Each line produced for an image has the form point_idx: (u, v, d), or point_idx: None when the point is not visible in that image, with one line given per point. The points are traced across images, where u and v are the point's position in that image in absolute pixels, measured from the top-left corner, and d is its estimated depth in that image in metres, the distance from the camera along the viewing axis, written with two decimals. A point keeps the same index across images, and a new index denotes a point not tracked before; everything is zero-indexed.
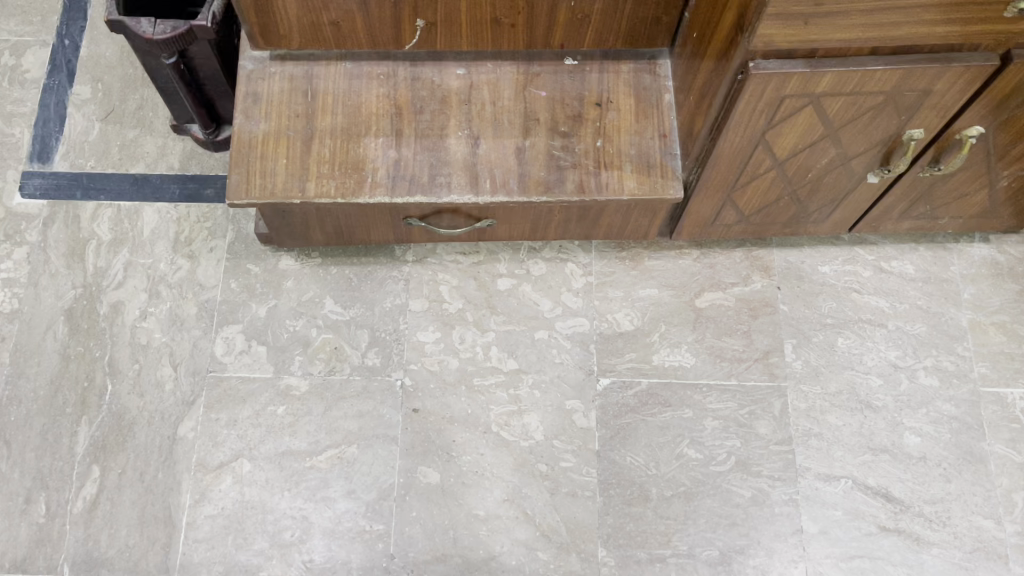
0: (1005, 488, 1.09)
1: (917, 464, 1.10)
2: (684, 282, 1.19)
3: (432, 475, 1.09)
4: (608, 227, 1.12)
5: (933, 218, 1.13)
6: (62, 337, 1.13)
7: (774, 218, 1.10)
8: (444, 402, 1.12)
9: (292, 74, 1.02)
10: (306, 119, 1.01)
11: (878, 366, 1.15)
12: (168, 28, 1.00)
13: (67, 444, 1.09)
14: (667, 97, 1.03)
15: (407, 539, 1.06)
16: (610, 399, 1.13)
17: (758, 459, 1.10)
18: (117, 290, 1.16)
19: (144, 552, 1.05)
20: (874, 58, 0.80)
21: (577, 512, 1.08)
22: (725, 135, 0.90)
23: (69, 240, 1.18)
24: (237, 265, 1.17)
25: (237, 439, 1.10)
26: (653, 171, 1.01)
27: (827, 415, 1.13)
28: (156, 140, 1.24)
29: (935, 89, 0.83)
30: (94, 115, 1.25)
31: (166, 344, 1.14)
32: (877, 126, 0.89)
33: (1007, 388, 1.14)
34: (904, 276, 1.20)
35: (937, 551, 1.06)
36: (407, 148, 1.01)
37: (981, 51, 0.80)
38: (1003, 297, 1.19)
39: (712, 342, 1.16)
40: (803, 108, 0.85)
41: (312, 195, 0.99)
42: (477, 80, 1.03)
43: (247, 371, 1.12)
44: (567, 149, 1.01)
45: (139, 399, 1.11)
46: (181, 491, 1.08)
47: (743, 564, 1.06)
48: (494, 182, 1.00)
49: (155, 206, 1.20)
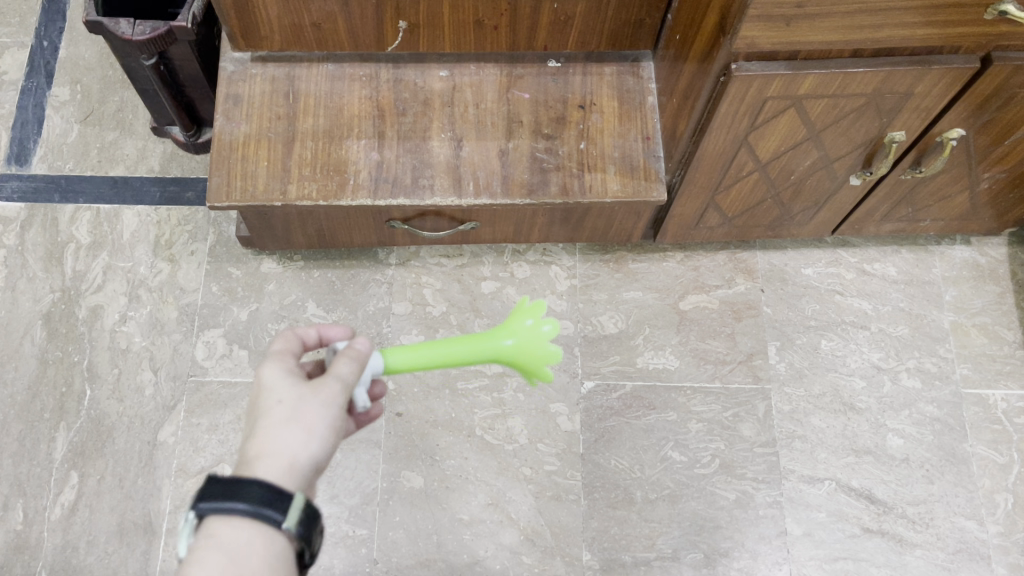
0: (988, 489, 1.09)
1: (899, 465, 1.11)
2: (668, 284, 1.19)
3: (415, 479, 1.08)
4: (592, 230, 1.12)
5: (915, 220, 1.13)
6: (40, 342, 1.12)
7: (758, 220, 1.10)
8: (427, 406, 1.11)
9: (273, 76, 1.02)
10: (287, 121, 1.00)
11: (861, 368, 1.16)
12: (147, 29, 1.00)
13: (46, 449, 1.07)
14: (650, 100, 1.04)
15: (391, 544, 1.05)
16: (594, 402, 1.12)
17: (742, 461, 1.10)
18: (96, 294, 1.14)
19: (123, 559, 1.04)
20: (856, 61, 0.80)
21: (562, 516, 1.07)
22: (708, 137, 0.90)
23: (47, 244, 1.16)
24: (219, 269, 1.17)
25: (218, 444, 1.08)
26: (637, 174, 1.01)
27: (810, 417, 1.13)
28: (136, 142, 1.23)
29: (916, 92, 0.84)
30: (73, 117, 1.24)
31: (146, 348, 1.12)
32: (859, 129, 0.90)
33: (988, 390, 1.14)
34: (887, 279, 1.21)
35: (920, 552, 1.07)
36: (390, 149, 1.00)
37: (961, 54, 0.81)
38: (984, 299, 1.19)
39: (696, 344, 1.16)
40: (786, 110, 0.86)
41: (293, 198, 0.98)
42: (460, 82, 1.03)
43: (228, 375, 1.11)
44: (550, 151, 1.01)
45: (119, 404, 1.10)
46: (162, 497, 1.06)
47: (728, 566, 1.06)
48: (478, 184, 1.00)
49: (135, 210, 1.19)
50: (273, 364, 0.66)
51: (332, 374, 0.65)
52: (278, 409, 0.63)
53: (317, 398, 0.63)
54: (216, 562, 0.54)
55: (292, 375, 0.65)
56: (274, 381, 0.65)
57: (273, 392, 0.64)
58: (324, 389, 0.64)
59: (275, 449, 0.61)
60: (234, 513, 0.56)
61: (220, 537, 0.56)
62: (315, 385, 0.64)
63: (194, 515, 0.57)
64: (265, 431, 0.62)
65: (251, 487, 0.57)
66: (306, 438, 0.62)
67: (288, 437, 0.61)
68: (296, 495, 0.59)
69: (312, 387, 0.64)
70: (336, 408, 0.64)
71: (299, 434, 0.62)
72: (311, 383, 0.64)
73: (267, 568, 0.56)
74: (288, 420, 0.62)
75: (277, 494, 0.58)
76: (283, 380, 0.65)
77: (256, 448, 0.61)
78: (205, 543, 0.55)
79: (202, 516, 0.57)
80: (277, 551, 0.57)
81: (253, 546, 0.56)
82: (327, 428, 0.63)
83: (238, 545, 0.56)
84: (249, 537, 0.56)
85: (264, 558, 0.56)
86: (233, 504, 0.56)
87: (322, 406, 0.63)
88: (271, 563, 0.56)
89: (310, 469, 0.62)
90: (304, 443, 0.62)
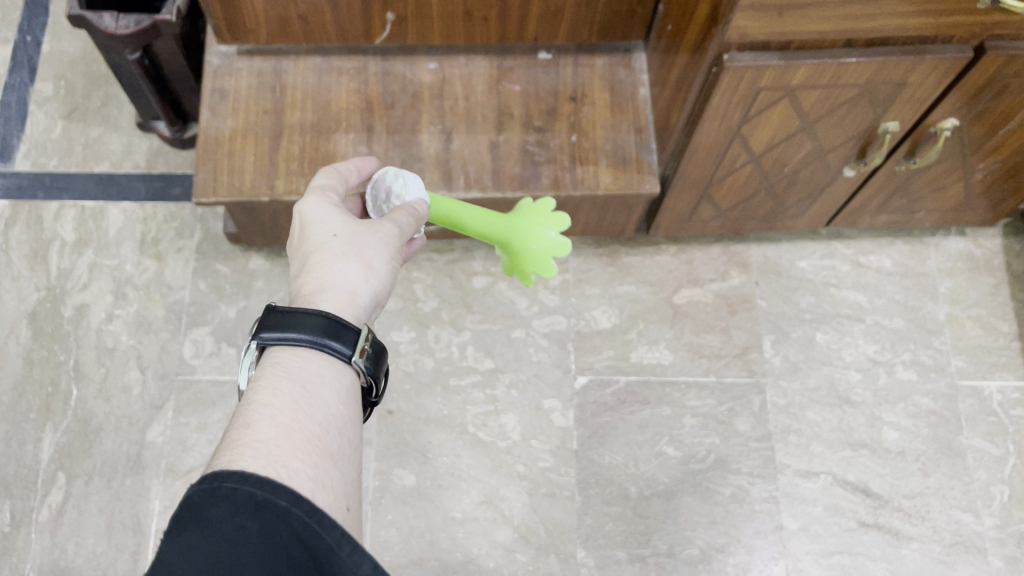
0: (983, 481, 1.08)
1: (895, 459, 1.10)
2: (662, 278, 1.18)
3: (408, 477, 1.07)
4: (585, 223, 1.10)
5: (910, 212, 1.13)
6: (25, 341, 1.10)
7: (752, 212, 1.09)
8: (419, 403, 1.10)
9: (260, 70, 1.00)
10: (274, 115, 0.99)
11: (856, 361, 1.15)
12: (131, 23, 0.97)
13: (32, 450, 1.06)
14: (642, 91, 1.02)
15: (384, 543, 1.04)
16: (588, 398, 1.11)
17: (738, 456, 1.09)
18: (82, 292, 1.13)
19: (112, 561, 1.02)
20: (849, 51, 0.79)
21: (556, 513, 1.06)
22: (700, 129, 0.88)
23: (32, 242, 1.14)
24: (206, 266, 1.15)
25: (207, 443, 1.07)
26: (629, 166, 0.99)
27: (805, 411, 1.12)
28: (121, 138, 1.21)
29: (910, 81, 0.83)
30: (57, 113, 1.22)
31: (133, 347, 1.11)
32: (853, 119, 0.89)
33: (984, 382, 1.13)
34: (882, 271, 1.20)
35: (916, 545, 1.06)
36: (378, 143, 0.99)
37: (955, 43, 0.80)
38: (980, 290, 1.19)
39: (690, 339, 1.15)
40: (779, 100, 0.84)
41: (281, 193, 0.96)
42: (449, 74, 1.02)
43: (217, 374, 1.10)
44: (541, 144, 1.00)
45: (106, 404, 1.08)
46: (151, 497, 1.04)
47: (723, 562, 1.05)
48: (468, 178, 0.98)
49: (121, 207, 1.17)
50: (320, 199, 0.70)
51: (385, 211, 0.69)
52: (334, 244, 0.67)
53: (372, 234, 0.68)
54: (286, 388, 0.57)
55: (343, 213, 0.69)
56: (325, 218, 0.68)
57: (325, 227, 0.68)
58: (381, 229, 0.68)
59: (337, 279, 0.65)
60: (301, 343, 0.60)
61: (289, 365, 0.59)
62: (372, 226, 0.68)
63: (258, 345, 0.60)
64: (327, 264, 0.66)
65: (313, 318, 0.60)
66: (366, 273, 0.66)
67: (348, 269, 0.66)
68: (362, 329, 0.62)
69: (366, 223, 0.68)
70: (391, 245, 0.68)
71: (360, 269, 0.66)
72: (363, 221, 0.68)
73: (334, 399, 0.59)
74: (346, 253, 0.66)
75: (342, 327, 0.61)
76: (332, 215, 0.68)
77: (317, 278, 0.65)
78: (273, 371, 0.58)
79: (267, 347, 0.61)
80: (343, 384, 0.60)
81: (322, 376, 0.59)
82: (384, 263, 0.67)
83: (306, 373, 0.59)
84: (316, 366, 0.60)
85: (332, 390, 0.59)
86: (299, 334, 0.60)
87: (378, 242, 0.67)
88: (339, 394, 0.59)
89: (369, 300, 0.66)
90: (363, 275, 0.66)
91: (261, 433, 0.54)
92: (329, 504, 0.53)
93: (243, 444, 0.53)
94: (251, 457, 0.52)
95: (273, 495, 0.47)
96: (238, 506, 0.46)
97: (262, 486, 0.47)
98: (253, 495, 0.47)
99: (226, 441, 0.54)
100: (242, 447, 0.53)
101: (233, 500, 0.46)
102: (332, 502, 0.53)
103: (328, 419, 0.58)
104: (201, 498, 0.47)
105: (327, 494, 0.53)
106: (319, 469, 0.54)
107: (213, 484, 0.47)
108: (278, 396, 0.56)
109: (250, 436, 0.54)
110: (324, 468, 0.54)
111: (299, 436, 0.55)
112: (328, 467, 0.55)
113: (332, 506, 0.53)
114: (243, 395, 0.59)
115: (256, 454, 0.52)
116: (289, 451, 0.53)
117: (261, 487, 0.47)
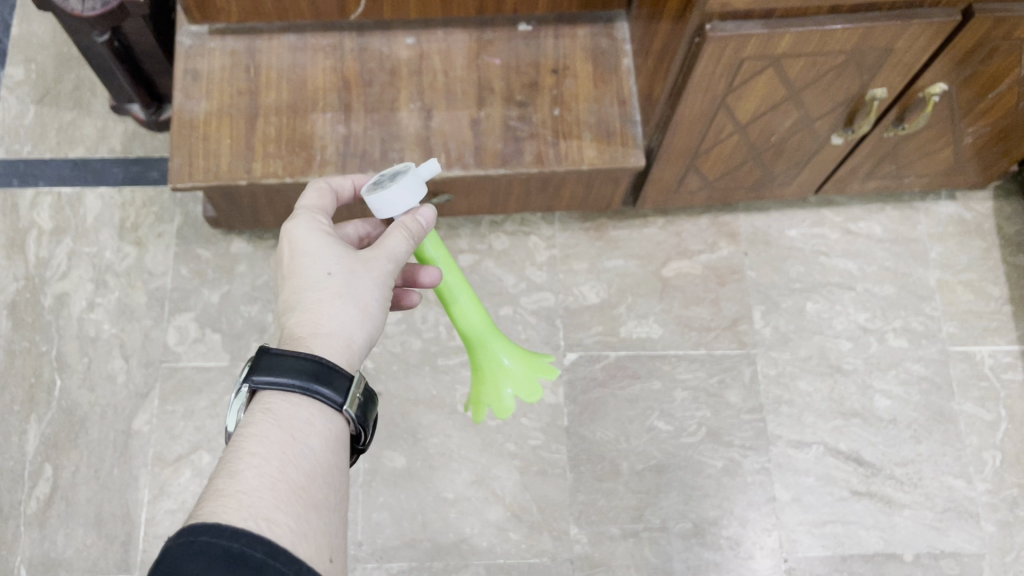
0: (975, 446, 1.08)
1: (887, 426, 1.10)
2: (650, 251, 1.17)
3: (398, 459, 1.06)
4: (571, 198, 1.09)
5: (899, 177, 1.11)
6: (5, 332, 1.08)
7: (739, 182, 1.08)
8: (408, 384, 1.09)
9: (233, 49, 0.98)
10: (249, 95, 0.96)
11: (847, 330, 1.14)
12: (98, 5, 0.94)
13: (18, 442, 1.05)
14: (626, 61, 1.00)
15: (375, 525, 1.03)
16: (577, 374, 1.10)
17: (729, 428, 1.09)
18: (62, 281, 1.11)
19: (102, 552, 1.01)
20: (833, 17, 0.77)
21: (547, 490, 1.05)
22: (684, 100, 0.87)
23: (8, 231, 1.12)
24: (187, 251, 1.13)
25: (195, 430, 1.06)
26: (613, 140, 0.97)
27: (797, 380, 1.12)
28: (95, 122, 1.19)
29: (898, 46, 0.81)
30: (28, 98, 1.19)
31: (116, 335, 1.09)
32: (839, 87, 0.87)
33: (975, 346, 1.13)
34: (872, 237, 1.19)
35: (909, 512, 1.06)
36: (356, 122, 0.97)
37: (943, 6, 0.77)
38: (970, 255, 1.18)
39: (680, 311, 1.14)
40: (763, 70, 0.82)
41: (258, 176, 0.94)
42: (428, 49, 1.00)
43: (202, 360, 1.09)
44: (524, 119, 0.98)
45: (90, 394, 1.07)
46: (139, 487, 1.04)
47: (717, 534, 1.05)
48: (449, 156, 0.96)
49: (98, 192, 1.15)
50: (312, 229, 0.69)
51: (381, 246, 0.67)
52: (330, 283, 0.66)
53: (367, 274, 0.66)
54: (273, 436, 0.56)
55: (335, 245, 0.68)
56: (318, 251, 0.67)
57: (321, 263, 0.66)
58: (375, 264, 0.67)
59: (333, 323, 0.64)
60: (291, 389, 0.59)
61: (279, 412, 0.58)
62: (365, 259, 0.67)
63: (249, 388, 0.60)
64: (323, 305, 0.65)
65: (306, 364, 0.60)
66: (362, 315, 0.66)
67: (342, 313, 0.65)
68: (354, 376, 0.62)
69: (361, 260, 0.67)
70: (385, 283, 0.67)
71: (356, 313, 0.65)
72: (359, 257, 0.67)
73: (323, 447, 0.58)
74: (342, 295, 0.65)
75: (335, 373, 0.60)
76: (329, 250, 0.67)
77: (310, 319, 0.64)
78: (262, 417, 0.58)
79: (258, 389, 0.60)
80: (333, 431, 0.60)
81: (312, 425, 0.59)
82: (377, 303, 0.67)
83: (295, 421, 0.58)
84: (306, 414, 0.59)
85: (320, 438, 0.58)
86: (287, 379, 0.59)
87: (373, 283, 0.66)
88: (328, 443, 0.59)
89: (363, 345, 0.66)
90: (358, 320, 0.65)
91: (245, 483, 0.53)
92: (310, 557, 0.52)
93: (226, 494, 0.52)
94: (233, 507, 0.51)
95: (250, 547, 0.47)
96: (214, 559, 0.45)
97: (238, 539, 0.47)
98: (229, 548, 0.46)
99: (209, 490, 0.53)
100: (224, 498, 0.52)
101: (208, 553, 0.45)
102: (314, 555, 0.53)
103: (315, 468, 0.57)
104: (175, 554, 0.45)
105: (308, 546, 0.52)
106: (301, 522, 0.53)
107: (190, 538, 0.46)
108: (264, 444, 0.56)
109: (234, 486, 0.53)
110: (306, 520, 0.53)
111: (284, 487, 0.54)
112: (311, 520, 0.54)
113: (313, 558, 0.52)
114: (230, 439, 0.59)
115: (238, 505, 0.51)
116: (271, 502, 0.53)
117: (237, 540, 0.47)
